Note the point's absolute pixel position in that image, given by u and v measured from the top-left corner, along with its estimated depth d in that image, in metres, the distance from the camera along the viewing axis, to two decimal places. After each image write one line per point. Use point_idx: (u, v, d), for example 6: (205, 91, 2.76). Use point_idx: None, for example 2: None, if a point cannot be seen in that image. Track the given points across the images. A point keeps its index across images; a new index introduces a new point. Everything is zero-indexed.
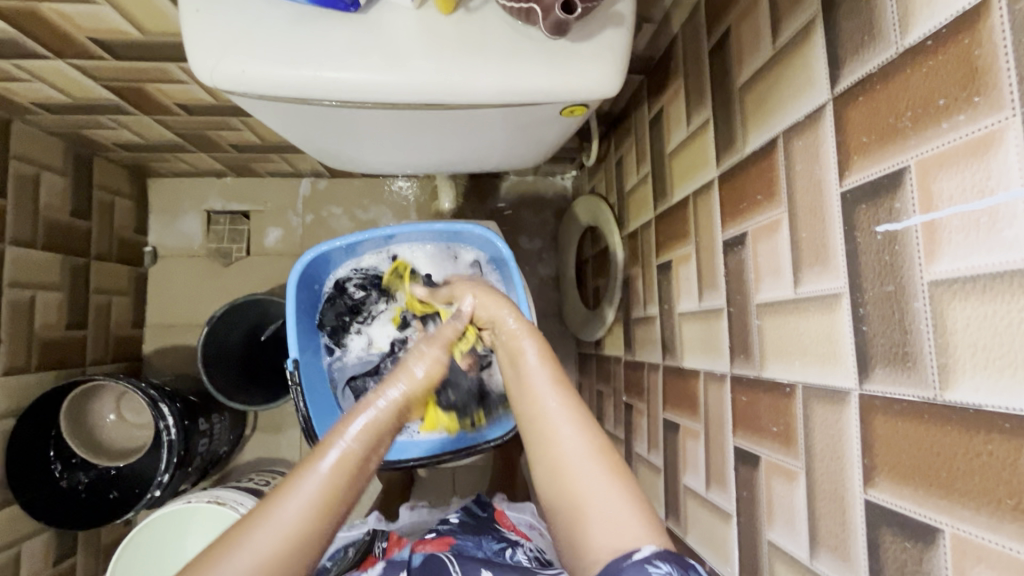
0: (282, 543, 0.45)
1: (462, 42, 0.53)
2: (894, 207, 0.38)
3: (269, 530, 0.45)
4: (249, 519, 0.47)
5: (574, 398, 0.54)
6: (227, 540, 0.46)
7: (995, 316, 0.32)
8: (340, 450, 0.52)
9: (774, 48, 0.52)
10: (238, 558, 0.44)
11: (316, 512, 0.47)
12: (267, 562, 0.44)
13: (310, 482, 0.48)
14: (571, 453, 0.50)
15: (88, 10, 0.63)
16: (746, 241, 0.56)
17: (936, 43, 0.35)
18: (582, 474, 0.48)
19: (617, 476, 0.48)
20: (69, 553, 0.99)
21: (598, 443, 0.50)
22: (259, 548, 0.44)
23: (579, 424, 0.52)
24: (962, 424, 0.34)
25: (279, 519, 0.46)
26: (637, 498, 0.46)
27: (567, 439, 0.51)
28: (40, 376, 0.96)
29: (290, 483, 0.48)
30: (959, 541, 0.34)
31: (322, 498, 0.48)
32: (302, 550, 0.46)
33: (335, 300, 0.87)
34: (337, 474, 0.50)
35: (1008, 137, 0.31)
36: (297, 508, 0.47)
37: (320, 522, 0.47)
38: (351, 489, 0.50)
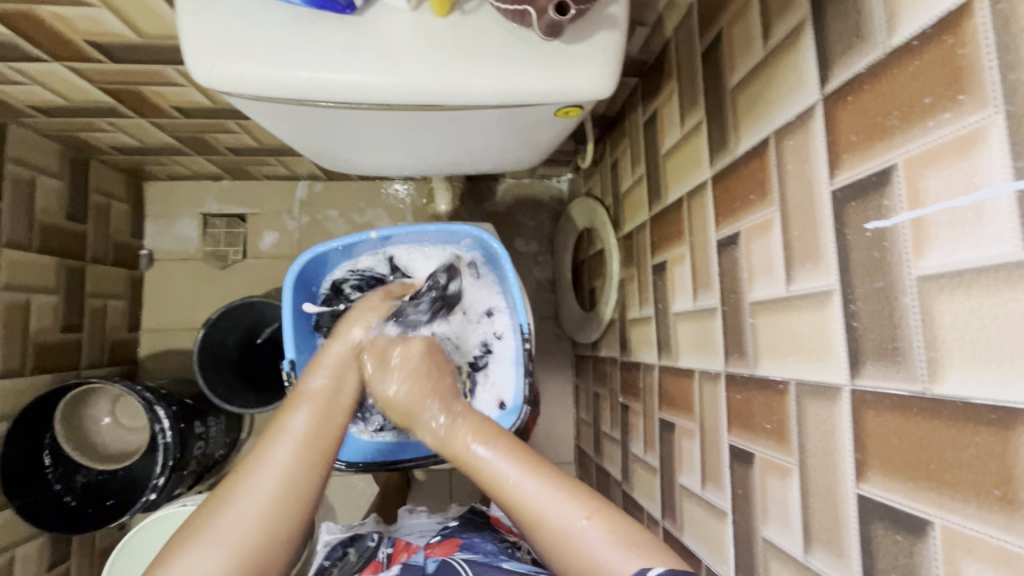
0: (274, 487, 0.55)
1: (457, 44, 0.54)
2: (883, 204, 0.39)
3: (262, 473, 0.56)
4: (241, 469, 0.57)
5: (546, 470, 0.58)
6: (225, 489, 0.56)
7: (982, 310, 0.32)
8: (310, 396, 0.64)
9: (765, 50, 0.53)
10: (241, 502, 0.54)
11: (297, 457, 0.58)
12: (261, 499, 0.54)
13: (290, 434, 0.60)
14: (564, 523, 0.54)
15: (85, 12, 0.64)
16: (740, 240, 0.57)
17: (923, 43, 0.36)
18: (558, 517, 0.54)
19: (614, 531, 0.52)
20: (63, 558, 0.99)
21: (588, 505, 0.55)
22: (255, 492, 0.55)
23: (556, 491, 0.56)
24: (951, 417, 0.34)
25: (268, 465, 0.57)
26: (614, 532, 0.52)
27: (553, 510, 0.55)
28: (35, 379, 0.96)
29: (273, 436, 0.59)
30: (949, 533, 0.34)
31: (301, 446, 0.59)
32: (290, 491, 0.56)
33: (331, 301, 0.87)
34: (311, 426, 0.61)
35: (992, 134, 0.31)
36: (283, 453, 0.58)
37: (304, 470, 0.58)
38: (324, 438, 0.61)
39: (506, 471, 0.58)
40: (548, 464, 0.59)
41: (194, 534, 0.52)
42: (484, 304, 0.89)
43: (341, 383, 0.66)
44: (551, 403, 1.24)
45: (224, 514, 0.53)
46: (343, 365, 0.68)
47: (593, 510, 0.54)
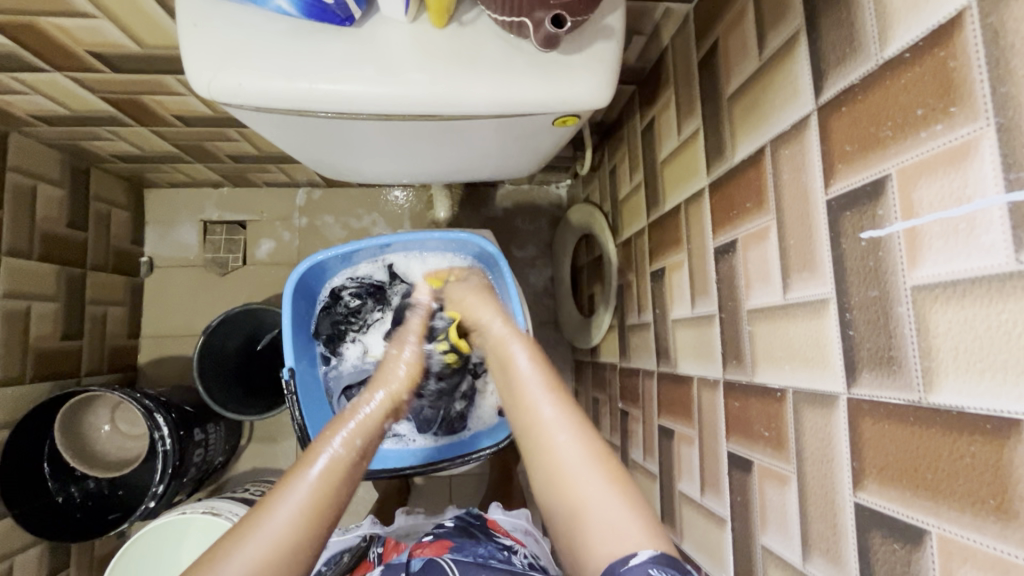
0: (273, 552, 0.48)
1: (455, 55, 0.54)
2: (877, 214, 0.39)
3: (268, 528, 0.49)
4: (246, 524, 0.50)
5: (569, 405, 0.58)
6: (225, 542, 0.49)
7: (976, 319, 0.32)
8: (332, 453, 0.56)
9: (761, 59, 0.53)
10: (232, 565, 0.47)
11: (310, 514, 0.51)
12: (257, 571, 0.47)
13: (300, 491, 0.52)
14: (566, 460, 0.53)
15: (86, 23, 0.64)
16: (737, 248, 0.57)
17: (914, 56, 0.36)
18: (562, 452, 0.54)
19: (616, 484, 0.51)
20: (62, 565, 0.99)
21: (594, 449, 0.53)
22: (250, 557, 0.47)
23: (576, 425, 0.56)
24: (946, 425, 0.34)
25: (269, 528, 0.49)
26: (613, 484, 0.50)
27: (564, 447, 0.54)
28: (35, 386, 0.96)
29: (287, 487, 0.52)
30: (945, 542, 0.34)
31: (311, 505, 0.51)
32: (298, 546, 0.49)
33: (331, 308, 0.88)
34: (325, 484, 0.53)
35: (984, 146, 0.31)
36: (287, 517, 0.50)
37: (307, 536, 0.50)
38: (336, 501, 0.53)
39: (543, 409, 0.58)
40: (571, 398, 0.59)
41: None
42: None
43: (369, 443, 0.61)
44: None
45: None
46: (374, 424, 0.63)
47: (599, 455, 0.53)
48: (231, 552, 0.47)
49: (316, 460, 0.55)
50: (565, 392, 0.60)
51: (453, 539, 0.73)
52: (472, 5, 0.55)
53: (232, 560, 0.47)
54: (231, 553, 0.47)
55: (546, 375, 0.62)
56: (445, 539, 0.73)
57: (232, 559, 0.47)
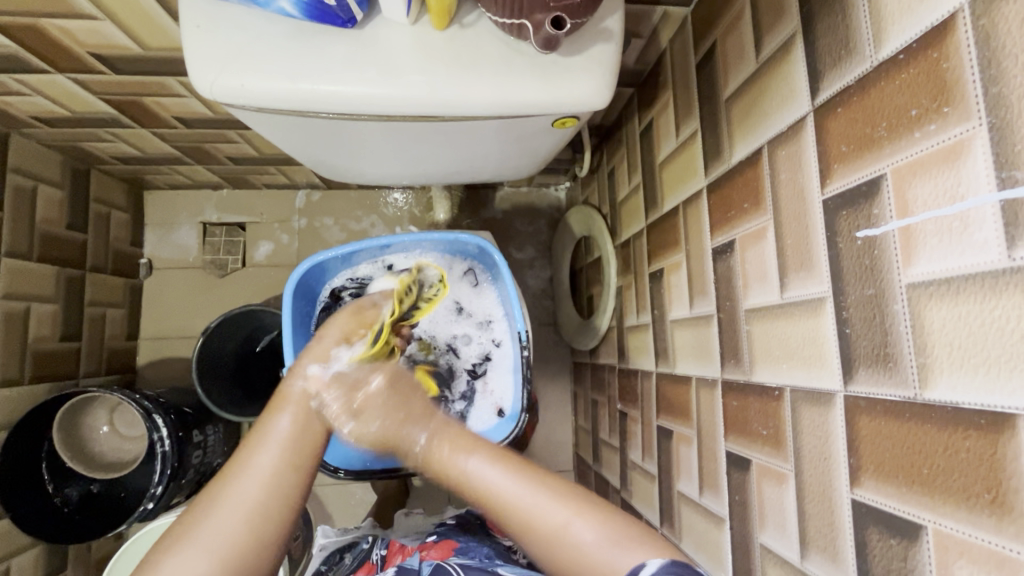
0: (262, 489, 0.51)
1: (456, 56, 0.55)
2: (873, 213, 0.40)
3: (248, 476, 0.52)
4: (225, 476, 0.52)
5: (516, 464, 0.55)
6: (207, 495, 0.52)
7: (970, 316, 0.33)
8: (301, 392, 0.60)
9: (758, 61, 0.54)
10: (225, 508, 0.50)
11: (287, 459, 0.54)
12: (249, 506, 0.50)
13: (278, 433, 0.56)
14: (553, 524, 0.51)
15: (88, 25, 0.64)
16: (735, 248, 0.58)
17: (909, 57, 0.37)
18: (547, 514, 0.51)
19: (586, 513, 0.51)
20: (59, 567, 0.99)
21: (576, 504, 0.52)
22: (242, 497, 0.51)
23: (540, 491, 0.53)
24: (941, 421, 0.35)
25: (255, 469, 0.52)
26: (605, 529, 0.50)
27: (544, 511, 0.52)
28: (34, 387, 0.96)
29: (259, 437, 0.55)
30: (940, 537, 0.35)
31: (291, 445, 0.55)
32: (279, 493, 0.52)
33: (331, 309, 0.88)
34: (300, 425, 0.57)
35: (976, 146, 0.32)
36: (270, 455, 0.54)
37: (292, 470, 0.54)
38: (313, 435, 0.57)
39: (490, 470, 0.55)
40: (528, 464, 0.56)
41: (178, 543, 0.48)
42: (483, 311, 0.91)
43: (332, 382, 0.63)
44: (549, 408, 1.25)
45: (207, 523, 0.49)
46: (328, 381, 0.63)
47: (578, 511, 0.52)
48: (211, 509, 0.50)
49: (283, 410, 0.58)
50: (501, 450, 0.57)
51: (458, 539, 0.74)
52: (473, 7, 0.56)
53: (225, 503, 0.50)
54: (222, 497, 0.51)
55: (496, 449, 0.57)
56: (451, 541, 0.73)
57: (224, 502, 0.50)
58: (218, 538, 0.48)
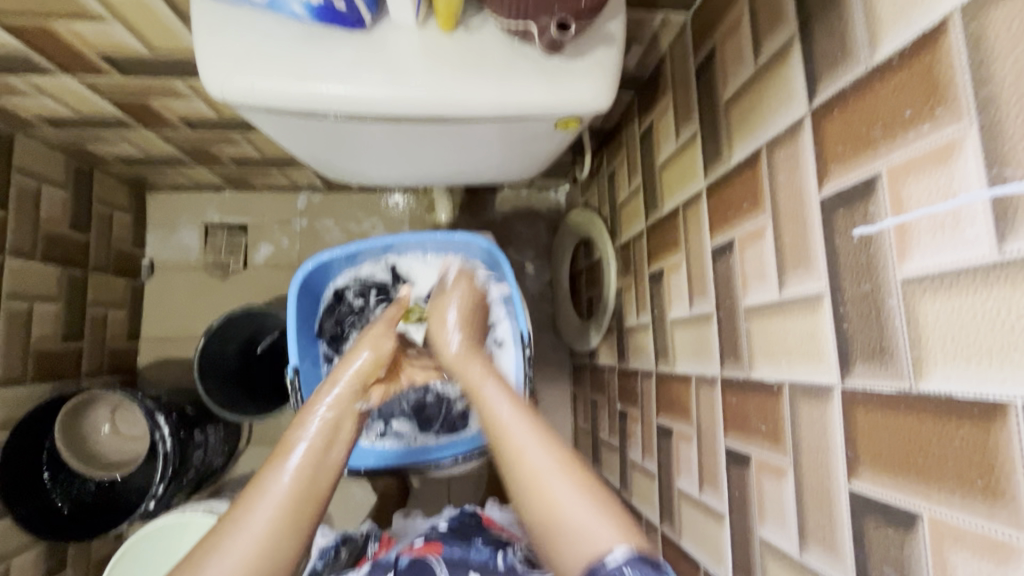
0: (257, 552, 0.49)
1: (461, 59, 0.56)
2: (869, 211, 0.41)
3: (244, 532, 0.50)
4: (219, 533, 0.50)
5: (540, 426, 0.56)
6: (198, 556, 0.49)
7: (962, 309, 0.34)
8: (305, 445, 0.56)
9: (757, 65, 0.55)
10: (214, 569, 0.47)
11: (285, 512, 0.51)
12: (240, 573, 0.47)
13: (277, 489, 0.52)
14: (539, 469, 0.52)
15: (98, 27, 0.65)
16: (734, 247, 0.59)
17: (903, 60, 0.38)
18: (533, 460, 0.52)
19: (586, 489, 0.50)
20: (59, 567, 0.99)
21: (561, 456, 0.53)
22: (233, 561, 0.48)
23: (542, 437, 0.55)
24: (936, 412, 0.36)
25: (251, 524, 0.50)
26: (583, 488, 0.50)
27: (532, 453, 0.53)
28: (36, 386, 0.96)
29: (256, 491, 0.52)
30: (936, 524, 0.36)
31: (290, 504, 0.52)
32: (277, 547, 0.50)
33: (334, 308, 0.89)
34: (302, 480, 0.54)
35: (968, 144, 0.33)
36: (266, 515, 0.51)
37: (289, 532, 0.51)
38: (314, 494, 0.54)
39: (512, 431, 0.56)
40: (542, 421, 0.57)
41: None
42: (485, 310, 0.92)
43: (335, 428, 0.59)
44: (548, 409, 1.26)
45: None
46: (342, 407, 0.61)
47: (562, 463, 0.52)
48: (203, 569, 0.47)
49: (282, 460, 0.55)
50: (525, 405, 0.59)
51: (443, 543, 0.73)
52: (478, 11, 0.57)
53: (214, 566, 0.47)
54: (214, 556, 0.48)
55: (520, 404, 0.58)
56: (436, 542, 0.73)
57: (217, 559, 0.48)
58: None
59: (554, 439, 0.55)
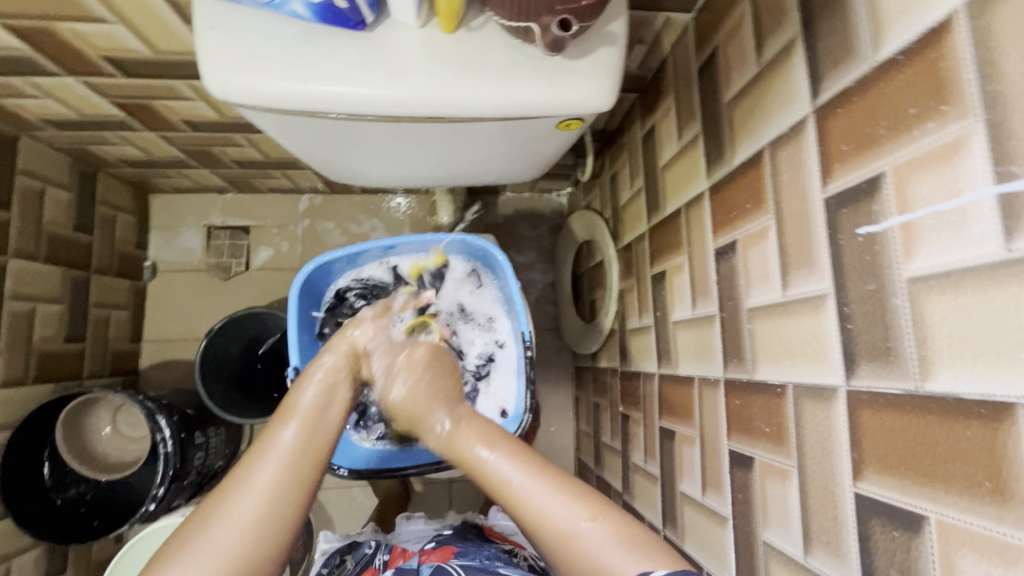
0: (259, 505, 0.51)
1: (463, 59, 0.56)
2: (873, 210, 0.40)
3: (247, 491, 0.52)
4: (226, 487, 0.53)
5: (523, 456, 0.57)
6: (206, 507, 0.52)
7: (969, 308, 0.34)
8: (302, 412, 0.59)
9: (760, 64, 0.55)
10: (224, 519, 0.50)
11: (287, 474, 0.54)
12: (246, 522, 0.50)
13: (279, 449, 0.55)
14: (568, 524, 0.51)
15: (101, 29, 0.66)
16: (736, 248, 0.59)
17: (907, 57, 0.38)
18: (560, 515, 0.52)
19: (621, 536, 0.50)
20: (59, 569, 0.99)
21: (591, 505, 0.52)
22: (237, 512, 0.50)
23: (536, 467, 0.55)
24: (942, 413, 0.35)
25: (252, 484, 0.52)
26: (616, 537, 0.50)
27: (536, 499, 0.53)
28: (38, 387, 0.96)
29: (260, 451, 0.55)
30: (943, 526, 0.35)
31: (291, 461, 0.55)
32: (277, 509, 0.52)
33: (336, 309, 0.88)
34: (302, 438, 0.56)
35: (974, 142, 0.33)
36: (268, 472, 0.53)
37: (292, 486, 0.53)
38: (314, 453, 0.56)
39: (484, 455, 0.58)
40: (535, 455, 0.57)
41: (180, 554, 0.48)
42: (485, 310, 0.91)
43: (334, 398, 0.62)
44: (550, 412, 1.25)
45: (202, 539, 0.49)
46: (335, 382, 0.63)
47: (596, 512, 0.52)
48: (211, 521, 0.50)
49: (283, 427, 0.57)
50: (520, 446, 0.59)
51: (457, 544, 0.73)
52: (480, 11, 0.57)
53: (224, 517, 0.50)
54: (223, 508, 0.51)
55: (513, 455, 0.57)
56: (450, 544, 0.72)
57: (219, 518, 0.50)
58: (211, 551, 0.49)
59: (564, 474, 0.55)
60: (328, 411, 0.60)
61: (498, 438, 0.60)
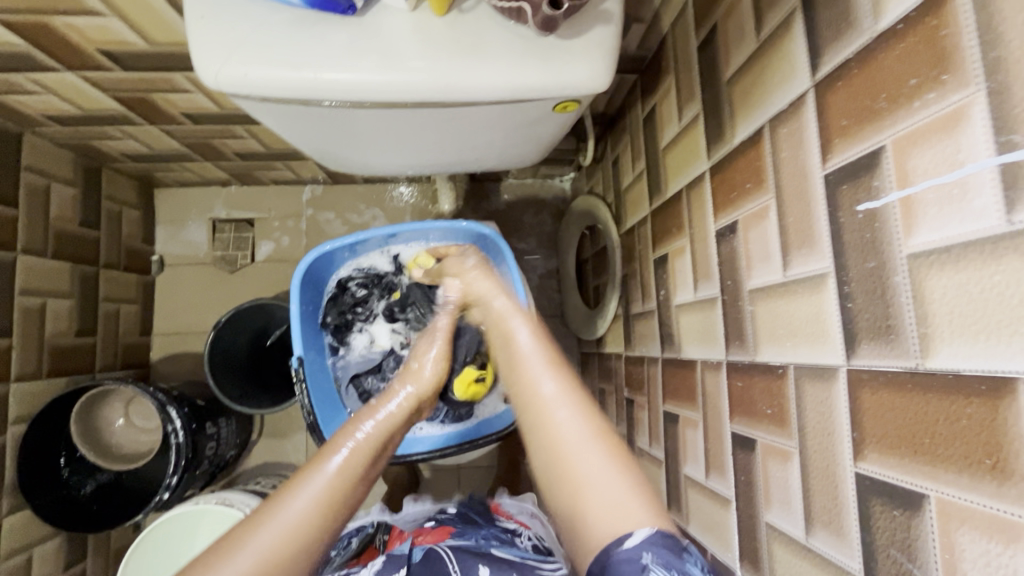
0: (287, 539, 0.47)
1: (456, 42, 0.55)
2: (873, 186, 0.40)
3: (276, 524, 0.47)
4: (252, 519, 0.48)
5: (576, 389, 0.54)
6: (229, 538, 0.47)
7: (970, 283, 0.33)
8: (353, 445, 0.55)
9: (759, 40, 0.54)
10: (267, 529, 0.47)
11: (323, 513, 0.49)
12: (271, 557, 0.45)
13: (322, 481, 0.51)
14: (571, 439, 0.50)
15: (96, 22, 0.66)
16: (738, 229, 0.58)
17: (907, 26, 0.37)
18: (565, 428, 0.51)
19: (618, 462, 0.48)
20: (79, 558, 1.01)
21: (598, 425, 0.51)
22: (264, 544, 0.46)
23: (578, 406, 0.53)
24: (943, 392, 0.35)
25: (285, 517, 0.48)
26: (613, 458, 0.49)
27: (565, 426, 0.51)
28: (52, 380, 0.98)
29: (299, 481, 0.51)
30: (943, 505, 0.35)
31: (339, 484, 0.51)
32: (306, 548, 0.47)
33: (337, 298, 0.90)
34: (351, 472, 0.53)
35: (975, 111, 0.32)
36: (303, 506, 0.49)
37: (323, 525, 0.49)
38: (354, 497, 0.52)
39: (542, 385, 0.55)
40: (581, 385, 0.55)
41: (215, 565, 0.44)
42: None
43: (383, 444, 0.58)
44: None
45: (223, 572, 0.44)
46: (387, 436, 0.59)
47: (601, 431, 0.51)
48: (232, 552, 0.45)
49: (331, 456, 0.53)
50: (573, 377, 0.56)
51: (455, 526, 0.74)
52: None
53: (269, 524, 0.47)
54: (247, 539, 0.46)
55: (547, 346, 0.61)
56: (448, 527, 0.73)
57: (245, 546, 0.46)
58: None
59: (592, 404, 0.54)
60: (378, 460, 0.56)
61: (534, 326, 0.65)
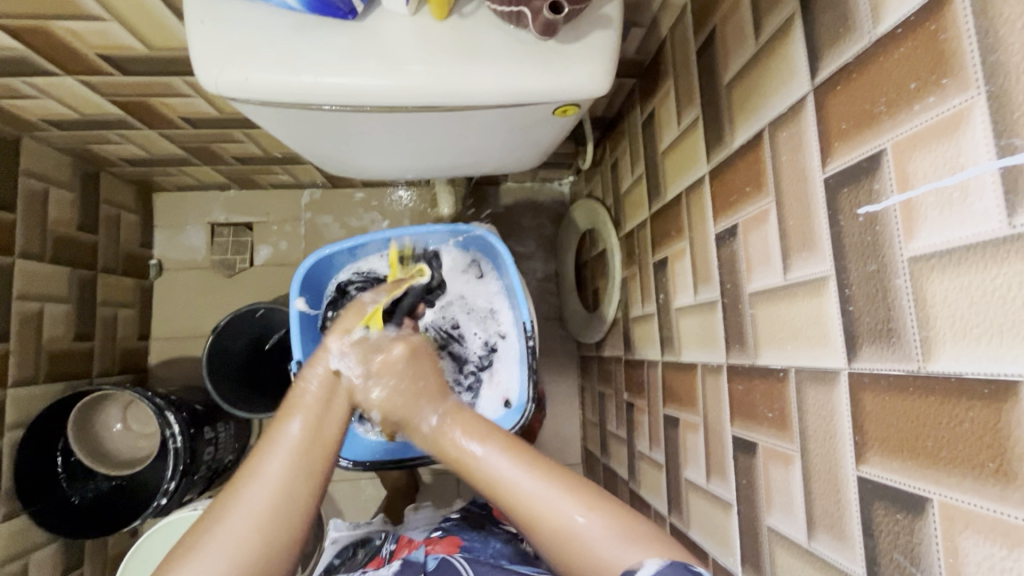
0: (272, 499, 0.50)
1: (455, 46, 0.55)
2: (873, 189, 0.40)
3: (259, 484, 0.50)
4: (234, 485, 0.51)
5: (537, 461, 0.53)
6: (217, 505, 0.50)
7: (972, 286, 0.33)
8: (308, 396, 0.58)
9: (758, 45, 0.54)
10: (237, 516, 0.49)
11: (298, 463, 0.53)
12: (258, 519, 0.49)
13: (288, 440, 0.54)
14: (564, 520, 0.50)
15: (96, 27, 0.66)
16: (738, 232, 0.58)
17: (907, 30, 0.37)
18: (556, 512, 0.50)
19: (598, 498, 0.51)
20: (76, 564, 1.00)
21: (587, 498, 0.51)
22: (251, 508, 0.49)
23: (558, 486, 0.52)
24: (945, 395, 0.35)
25: (265, 476, 0.51)
26: (612, 526, 0.49)
27: (553, 506, 0.51)
28: (49, 385, 0.97)
29: (267, 443, 0.54)
30: (946, 508, 0.35)
31: (300, 454, 0.53)
32: (288, 504, 0.51)
33: (336, 302, 0.89)
34: (312, 428, 0.55)
35: (975, 115, 0.32)
36: (279, 462, 0.52)
37: (299, 479, 0.52)
38: (323, 445, 0.55)
39: (499, 462, 0.54)
40: (537, 454, 0.55)
41: (192, 551, 0.47)
42: (486, 303, 0.91)
43: (334, 387, 0.60)
44: (556, 402, 1.25)
45: (213, 544, 0.47)
46: (335, 375, 0.61)
47: (590, 505, 0.50)
48: (220, 523, 0.49)
49: (292, 417, 0.56)
50: (521, 444, 0.56)
51: (462, 535, 0.72)
52: None
53: (251, 486, 0.50)
54: (235, 503, 0.50)
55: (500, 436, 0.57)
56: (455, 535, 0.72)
57: (233, 512, 0.49)
58: (226, 553, 0.47)
59: (564, 471, 0.53)
60: (331, 406, 0.59)
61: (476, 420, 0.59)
